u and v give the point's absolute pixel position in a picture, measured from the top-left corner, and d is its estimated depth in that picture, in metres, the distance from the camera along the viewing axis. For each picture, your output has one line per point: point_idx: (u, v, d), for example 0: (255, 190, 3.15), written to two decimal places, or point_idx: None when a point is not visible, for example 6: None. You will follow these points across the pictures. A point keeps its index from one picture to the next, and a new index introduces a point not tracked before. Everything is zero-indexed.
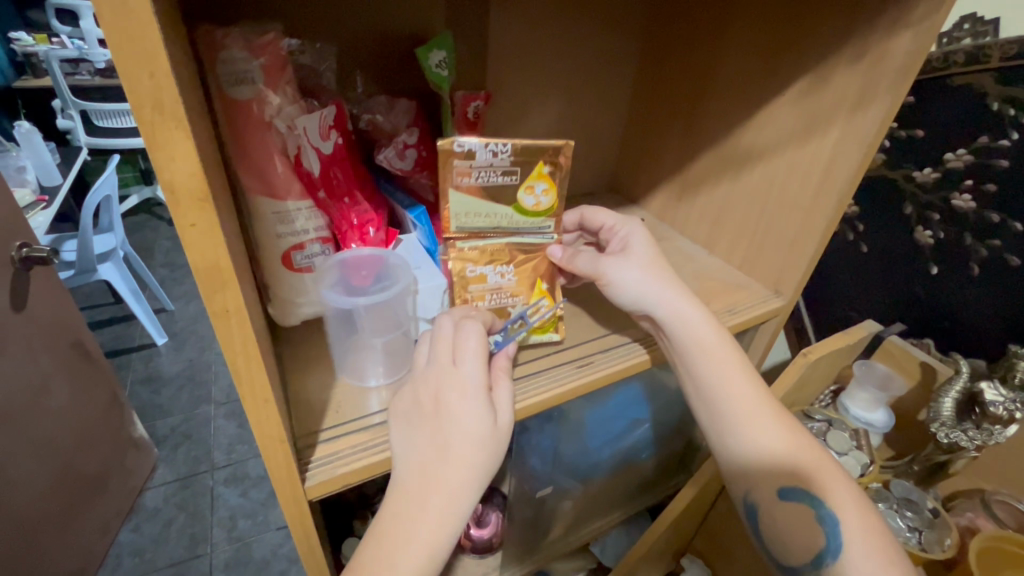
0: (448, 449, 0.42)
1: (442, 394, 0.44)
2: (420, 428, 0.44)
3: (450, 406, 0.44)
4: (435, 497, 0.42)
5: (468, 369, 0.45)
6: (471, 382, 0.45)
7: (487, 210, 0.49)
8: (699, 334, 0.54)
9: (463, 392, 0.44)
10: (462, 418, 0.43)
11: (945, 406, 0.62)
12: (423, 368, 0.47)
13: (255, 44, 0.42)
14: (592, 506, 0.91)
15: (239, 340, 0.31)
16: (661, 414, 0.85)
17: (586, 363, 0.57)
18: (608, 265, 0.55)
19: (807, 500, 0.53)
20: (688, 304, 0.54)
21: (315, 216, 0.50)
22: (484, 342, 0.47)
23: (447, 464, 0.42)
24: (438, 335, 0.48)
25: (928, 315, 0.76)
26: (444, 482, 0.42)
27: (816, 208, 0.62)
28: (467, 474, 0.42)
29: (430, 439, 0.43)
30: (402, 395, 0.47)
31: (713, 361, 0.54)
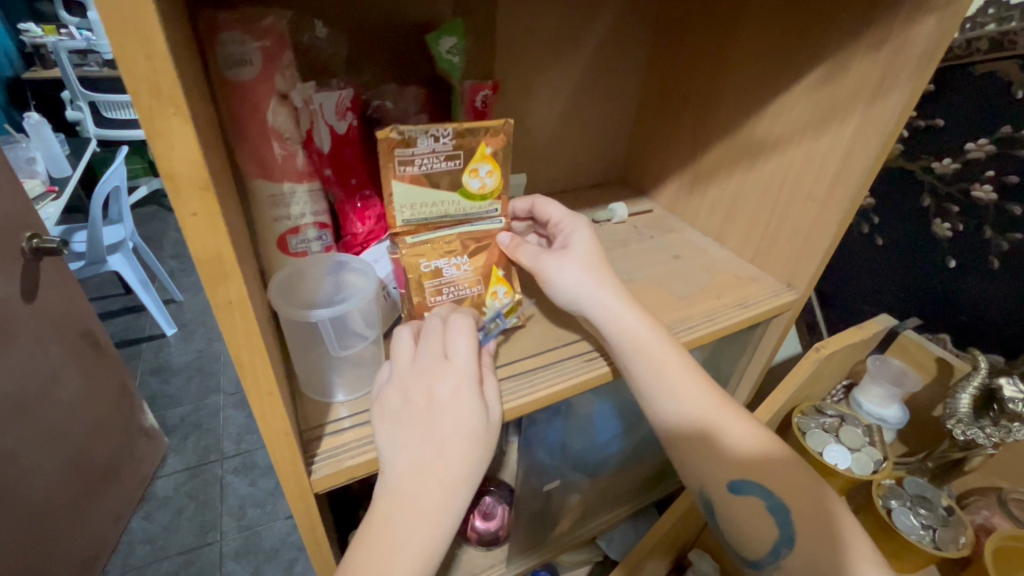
0: (447, 442, 0.43)
1: (438, 389, 0.44)
2: (413, 425, 0.43)
3: (446, 401, 0.44)
4: (436, 489, 0.43)
5: (461, 363, 0.46)
6: (468, 376, 0.46)
7: (434, 199, 0.48)
8: (637, 334, 0.52)
9: (458, 386, 0.45)
10: (461, 411, 0.44)
11: (963, 402, 0.60)
12: (409, 364, 0.46)
13: (252, 26, 0.42)
14: (599, 500, 0.90)
15: (243, 332, 0.30)
16: None
17: (594, 356, 0.56)
18: (545, 261, 0.54)
19: (764, 494, 0.52)
20: (628, 307, 0.53)
21: (314, 200, 0.49)
22: (475, 335, 0.48)
23: (447, 457, 0.43)
24: (428, 331, 0.47)
25: (944, 310, 0.74)
26: (445, 474, 0.43)
27: (831, 199, 0.61)
28: (467, 464, 0.44)
29: (427, 435, 0.43)
30: (387, 391, 0.45)
31: (671, 371, 0.52)
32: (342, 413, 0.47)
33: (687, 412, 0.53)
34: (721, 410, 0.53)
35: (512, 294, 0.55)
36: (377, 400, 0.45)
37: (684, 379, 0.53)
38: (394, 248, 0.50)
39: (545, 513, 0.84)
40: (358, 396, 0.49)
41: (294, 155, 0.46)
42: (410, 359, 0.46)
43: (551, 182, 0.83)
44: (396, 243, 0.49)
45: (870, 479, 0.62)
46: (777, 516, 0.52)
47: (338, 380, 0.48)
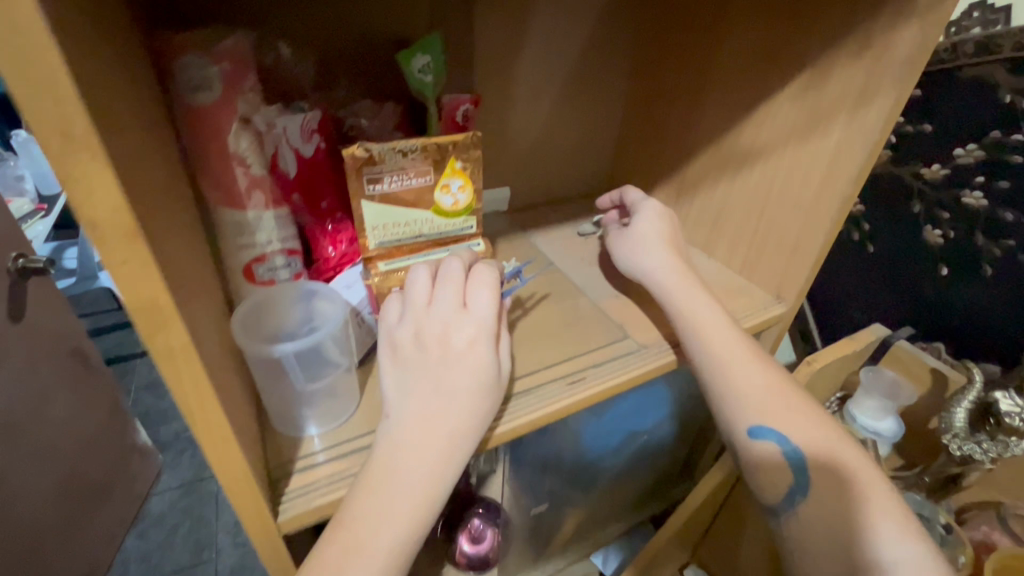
0: (459, 389, 0.42)
1: (453, 337, 0.43)
2: (424, 369, 0.42)
3: (462, 347, 0.43)
4: (438, 441, 0.40)
5: (480, 311, 0.44)
6: (485, 325, 0.44)
7: (405, 218, 0.47)
8: (690, 302, 0.56)
9: (476, 334, 0.43)
10: (474, 363, 0.43)
11: (958, 417, 0.58)
12: (425, 306, 0.44)
13: (213, 49, 0.40)
14: (591, 517, 0.88)
15: (189, 379, 0.28)
16: (661, 424, 0.82)
17: (577, 379, 0.55)
18: (628, 239, 0.63)
19: (781, 439, 0.50)
20: (668, 255, 0.59)
21: (283, 226, 0.47)
22: (497, 289, 0.46)
23: (454, 409, 0.41)
24: (445, 276, 0.45)
25: (937, 317, 0.73)
26: (453, 423, 0.41)
27: (819, 210, 0.59)
28: (473, 418, 0.42)
29: (441, 379, 0.41)
30: (399, 332, 0.44)
31: (719, 340, 0.53)
32: (314, 446, 0.46)
33: (732, 374, 0.52)
34: (760, 369, 0.52)
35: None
36: (388, 339, 0.44)
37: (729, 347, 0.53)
38: (365, 274, 0.48)
39: (536, 531, 0.82)
40: (334, 426, 0.47)
41: (259, 180, 0.44)
42: (426, 302, 0.44)
43: (533, 193, 0.82)
44: (369, 269, 0.48)
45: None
46: (794, 465, 0.50)
47: (309, 415, 0.46)
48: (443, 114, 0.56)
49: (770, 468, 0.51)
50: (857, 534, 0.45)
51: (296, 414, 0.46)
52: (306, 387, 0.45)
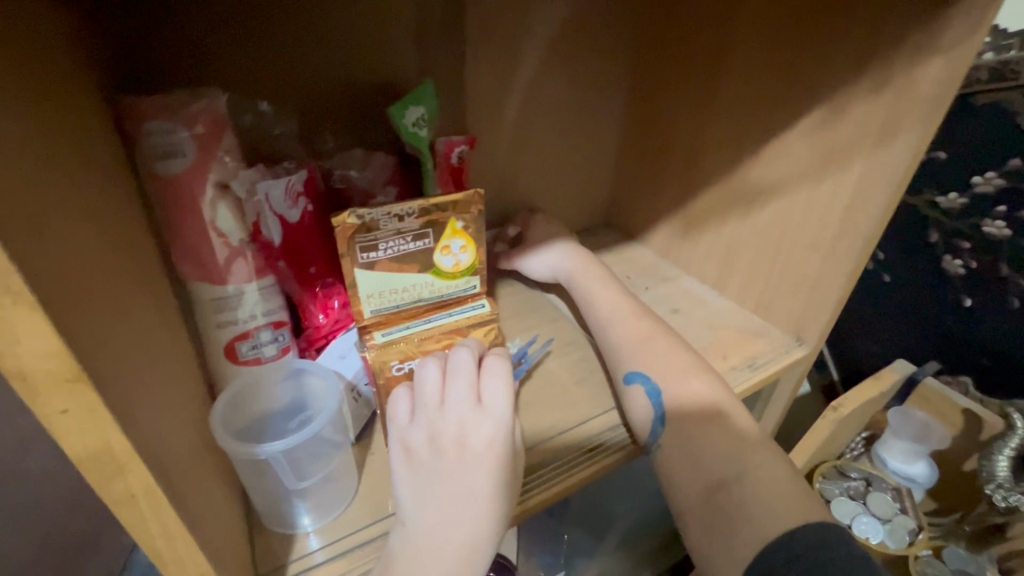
0: (478, 497, 0.39)
1: (470, 438, 0.40)
2: (440, 478, 0.39)
3: (478, 451, 0.39)
4: (457, 557, 0.37)
5: (495, 408, 0.41)
6: (504, 423, 0.41)
7: (404, 284, 0.43)
8: (587, 286, 0.61)
9: (493, 434, 0.40)
10: (493, 467, 0.39)
11: (1000, 465, 0.55)
12: (438, 406, 0.41)
13: (183, 112, 0.36)
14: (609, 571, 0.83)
15: (155, 525, 0.24)
16: None
17: (594, 447, 0.51)
18: (537, 262, 0.67)
19: (651, 386, 0.49)
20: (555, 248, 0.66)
21: (269, 297, 0.43)
22: (512, 382, 0.43)
23: (473, 520, 0.38)
24: (456, 369, 0.42)
25: (961, 350, 0.69)
26: (472, 536, 0.38)
27: (839, 250, 0.56)
28: (493, 527, 0.39)
29: (459, 488, 0.38)
30: (411, 435, 0.40)
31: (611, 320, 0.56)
32: (311, 545, 0.41)
33: (626, 351, 0.53)
34: (636, 331, 0.54)
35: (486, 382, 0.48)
36: (399, 441, 0.41)
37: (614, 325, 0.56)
38: (359, 345, 0.44)
39: None
40: (331, 518, 0.43)
41: (239, 252, 0.40)
42: (438, 400, 0.41)
43: None
44: (364, 339, 0.43)
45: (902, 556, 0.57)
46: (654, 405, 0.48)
47: (303, 509, 0.41)
48: (438, 161, 0.52)
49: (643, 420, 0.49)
50: (717, 465, 0.43)
51: (289, 511, 0.41)
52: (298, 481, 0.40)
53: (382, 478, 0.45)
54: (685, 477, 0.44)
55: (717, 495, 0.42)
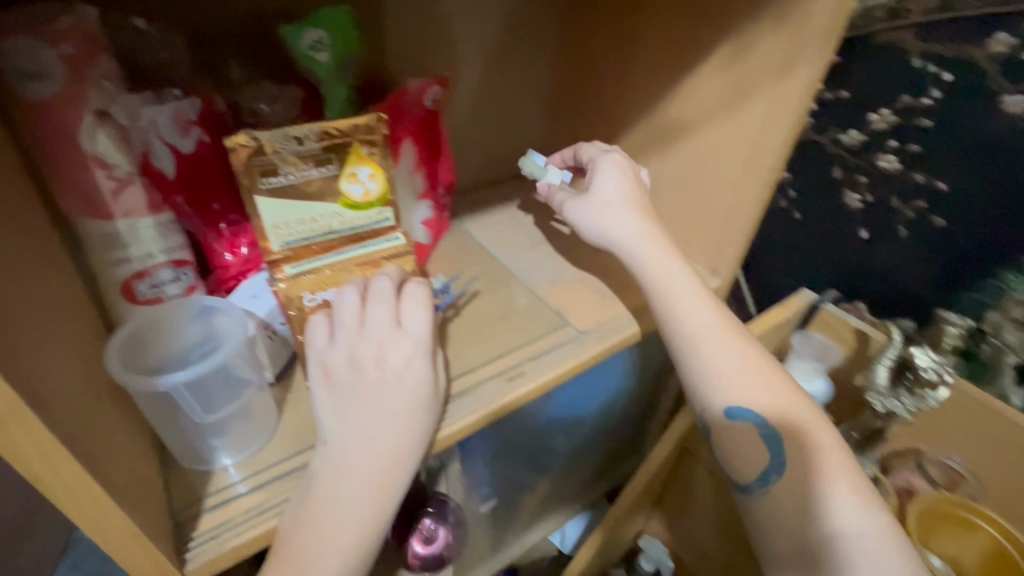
0: (397, 413, 0.40)
1: (389, 358, 0.41)
2: (360, 396, 0.40)
3: (398, 369, 0.41)
4: (378, 475, 0.39)
5: (414, 329, 0.42)
6: (423, 344, 0.42)
7: (311, 213, 0.42)
8: (670, 284, 0.51)
9: (412, 354, 0.41)
10: (413, 383, 0.41)
11: (879, 374, 0.60)
12: (357, 329, 0.41)
13: (47, 29, 0.33)
14: (549, 499, 0.89)
15: (31, 442, 0.24)
16: (607, 404, 0.82)
17: (516, 373, 0.52)
18: (575, 203, 0.55)
19: (758, 420, 0.49)
20: (632, 219, 0.52)
21: (168, 234, 0.41)
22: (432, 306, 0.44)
23: (393, 434, 0.39)
24: (376, 294, 0.42)
25: (858, 280, 0.75)
26: (394, 450, 0.39)
27: (747, 182, 0.59)
28: (414, 445, 0.40)
29: (377, 405, 0.40)
30: (330, 358, 0.41)
31: (690, 327, 0.51)
32: (230, 478, 0.41)
33: (724, 383, 0.50)
34: (720, 350, 0.50)
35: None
36: (317, 364, 0.41)
37: (693, 332, 0.50)
38: (270, 279, 0.43)
39: (493, 522, 0.82)
40: (250, 453, 0.43)
41: (128, 183, 0.38)
42: (357, 323, 0.41)
43: (462, 176, 0.77)
44: (274, 273, 0.43)
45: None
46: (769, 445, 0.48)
47: (218, 444, 0.41)
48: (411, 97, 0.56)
49: (752, 463, 0.49)
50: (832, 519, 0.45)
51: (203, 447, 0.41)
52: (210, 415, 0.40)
53: (303, 414, 0.46)
54: (789, 529, 0.46)
55: (813, 543, 0.45)
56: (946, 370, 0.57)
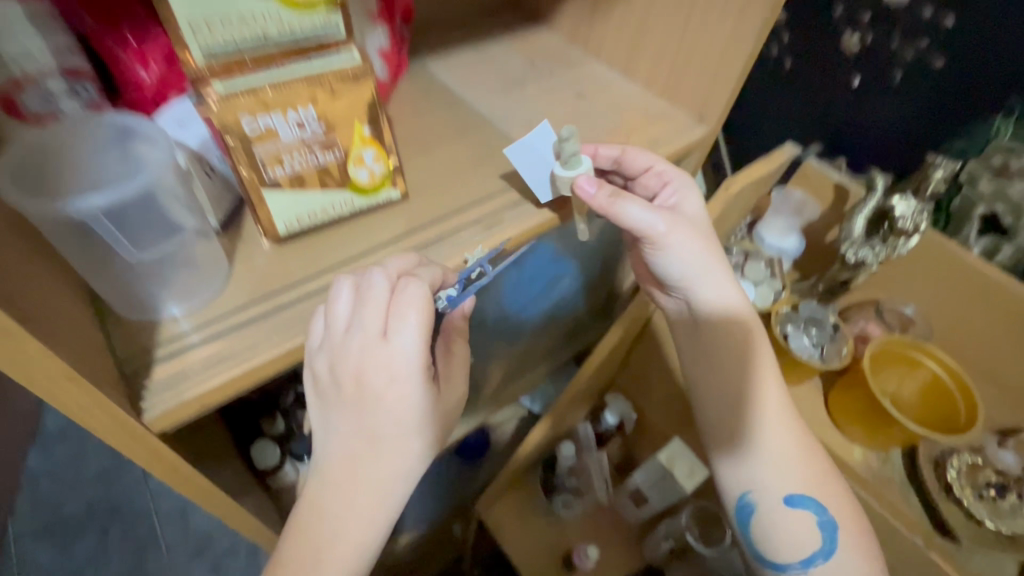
0: (381, 433, 0.39)
1: (372, 380, 0.38)
2: (345, 406, 0.39)
3: (380, 388, 0.38)
4: (366, 495, 0.39)
5: (401, 346, 0.38)
6: (412, 366, 0.38)
7: (236, 12, 0.34)
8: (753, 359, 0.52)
9: (395, 374, 0.38)
10: (398, 405, 0.38)
11: (857, 226, 0.60)
12: (341, 335, 0.38)
13: None
14: (522, 363, 0.91)
15: None
16: (583, 267, 0.82)
17: (494, 222, 0.48)
18: (668, 222, 0.49)
19: (817, 506, 0.50)
20: (725, 281, 0.51)
21: (46, 36, 0.35)
22: (428, 316, 0.38)
23: (379, 455, 0.39)
24: (366, 293, 0.38)
25: (844, 135, 0.72)
26: (380, 473, 0.39)
27: (748, 9, 0.52)
28: (401, 468, 0.39)
29: (359, 423, 0.39)
30: (317, 363, 0.38)
31: (758, 359, 0.52)
32: (182, 328, 0.38)
33: (784, 460, 0.51)
34: (769, 383, 0.52)
35: (386, 160, 0.43)
36: (307, 367, 0.40)
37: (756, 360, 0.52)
38: (198, 100, 0.36)
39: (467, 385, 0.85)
40: (202, 303, 0.39)
41: None
42: (343, 328, 0.38)
43: (422, 7, 0.65)
44: (201, 92, 0.35)
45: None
46: (819, 522, 0.49)
47: (159, 288, 0.37)
48: None
49: (797, 542, 0.50)
50: None
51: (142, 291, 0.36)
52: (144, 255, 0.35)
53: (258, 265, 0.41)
54: None
55: None
56: (922, 218, 0.57)
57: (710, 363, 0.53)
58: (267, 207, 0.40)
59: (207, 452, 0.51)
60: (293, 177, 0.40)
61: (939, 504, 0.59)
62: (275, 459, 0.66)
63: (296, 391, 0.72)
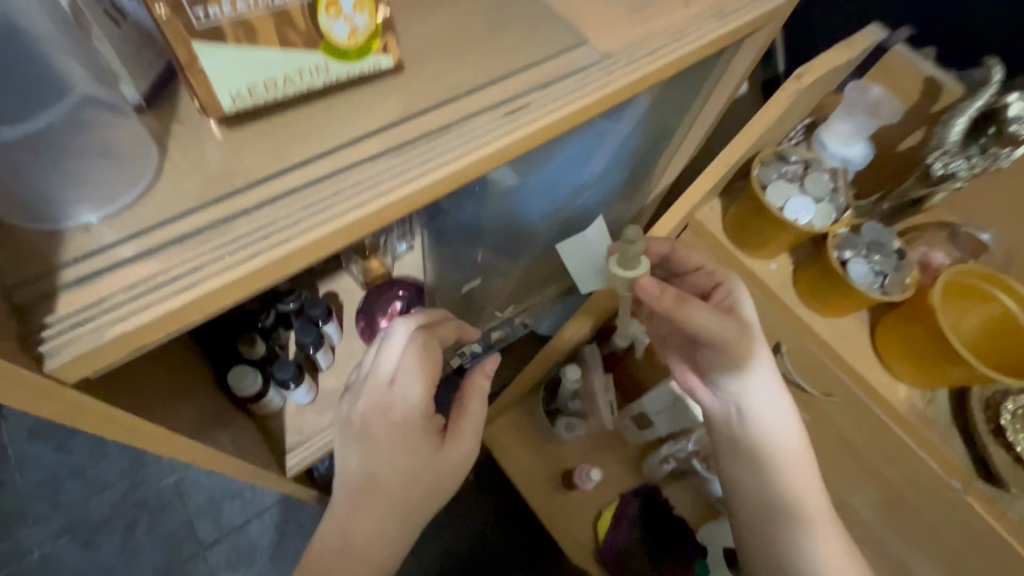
0: (389, 474, 0.49)
1: (380, 429, 0.48)
2: (357, 442, 0.49)
3: (384, 433, 0.48)
4: (372, 522, 0.49)
5: (405, 393, 0.49)
6: (413, 426, 0.49)
7: None
8: (788, 453, 0.58)
9: (399, 415, 0.48)
10: (399, 449, 0.48)
11: (954, 130, 0.49)
12: (364, 378, 0.51)
13: None
14: (527, 285, 0.82)
15: None
16: (607, 176, 0.69)
17: (517, 108, 0.36)
18: (734, 330, 0.53)
19: None
20: (771, 385, 0.56)
21: None
22: (429, 371, 0.49)
23: (384, 492, 0.49)
24: (388, 346, 0.50)
25: (946, 15, 0.57)
26: (382, 505, 0.49)
27: None
28: (405, 506, 0.50)
29: (368, 459, 0.49)
30: (344, 404, 0.52)
31: (789, 462, 0.58)
32: (97, 241, 0.28)
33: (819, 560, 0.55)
34: (805, 479, 0.57)
35: (372, 11, 0.32)
36: (340, 406, 0.53)
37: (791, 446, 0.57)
38: None
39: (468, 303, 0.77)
40: (119, 206, 0.29)
41: None
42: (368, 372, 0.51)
43: None
44: None
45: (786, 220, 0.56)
46: None
47: (40, 175, 0.27)
48: None
49: None
50: None
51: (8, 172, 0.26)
52: (16, 125, 0.25)
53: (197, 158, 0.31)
54: None
55: None
56: None
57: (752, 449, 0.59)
58: (208, 70, 0.29)
59: (159, 386, 0.42)
60: (239, 24, 0.28)
61: (983, 444, 0.55)
62: (256, 387, 0.60)
63: (277, 310, 0.66)
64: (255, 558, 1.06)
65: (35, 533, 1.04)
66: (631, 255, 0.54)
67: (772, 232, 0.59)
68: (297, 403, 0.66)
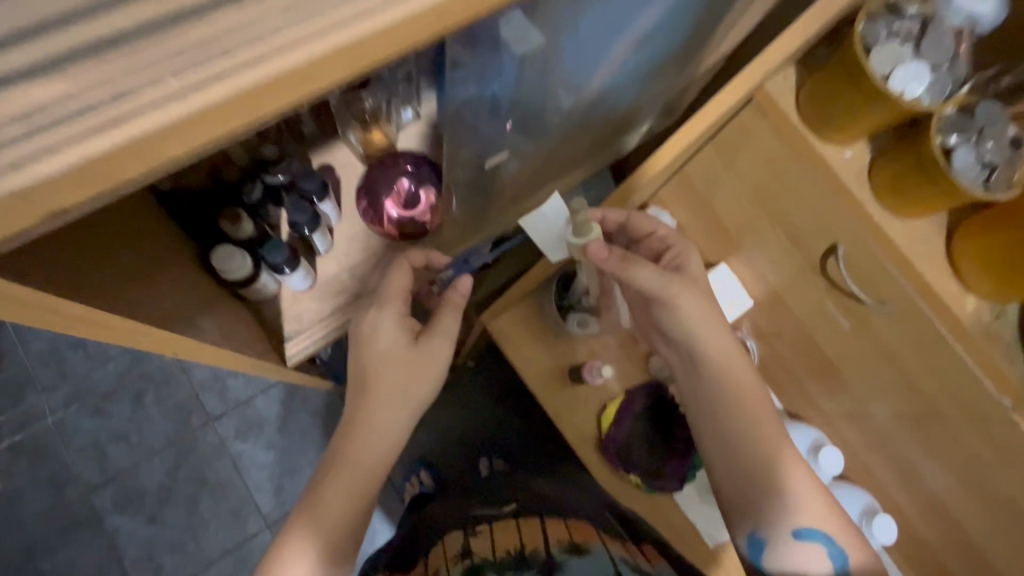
0: (374, 380, 0.51)
1: (363, 335, 0.53)
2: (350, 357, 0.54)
3: (369, 336, 0.53)
4: (362, 433, 0.51)
5: (386, 298, 0.54)
6: (393, 330, 0.53)
7: None
8: (749, 400, 0.55)
9: (379, 321, 0.53)
10: (383, 353, 0.52)
11: None
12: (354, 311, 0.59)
13: None
14: (547, 167, 0.70)
15: None
16: (660, 28, 0.52)
17: None
18: (672, 284, 0.55)
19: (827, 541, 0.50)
20: (721, 332, 0.56)
21: None
22: (404, 283, 0.54)
23: (371, 401, 0.51)
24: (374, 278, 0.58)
25: None
26: (368, 414, 0.51)
27: None
28: (391, 414, 0.51)
29: (358, 367, 0.52)
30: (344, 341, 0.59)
31: (753, 405, 0.55)
32: None
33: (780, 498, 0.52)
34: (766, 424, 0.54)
35: None
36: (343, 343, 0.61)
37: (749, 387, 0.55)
38: None
39: (481, 188, 0.61)
40: None
41: None
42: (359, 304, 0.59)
43: None
44: None
45: (889, 97, 0.47)
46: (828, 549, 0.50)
47: None
48: None
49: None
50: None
51: None
52: None
53: None
54: None
55: None
56: None
57: (721, 405, 0.55)
58: None
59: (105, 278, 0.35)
60: None
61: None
62: (247, 270, 0.53)
63: (265, 182, 0.57)
64: (264, 429, 1.08)
65: (46, 399, 1.05)
66: (582, 223, 0.51)
67: (862, 110, 0.50)
68: (291, 288, 0.61)
